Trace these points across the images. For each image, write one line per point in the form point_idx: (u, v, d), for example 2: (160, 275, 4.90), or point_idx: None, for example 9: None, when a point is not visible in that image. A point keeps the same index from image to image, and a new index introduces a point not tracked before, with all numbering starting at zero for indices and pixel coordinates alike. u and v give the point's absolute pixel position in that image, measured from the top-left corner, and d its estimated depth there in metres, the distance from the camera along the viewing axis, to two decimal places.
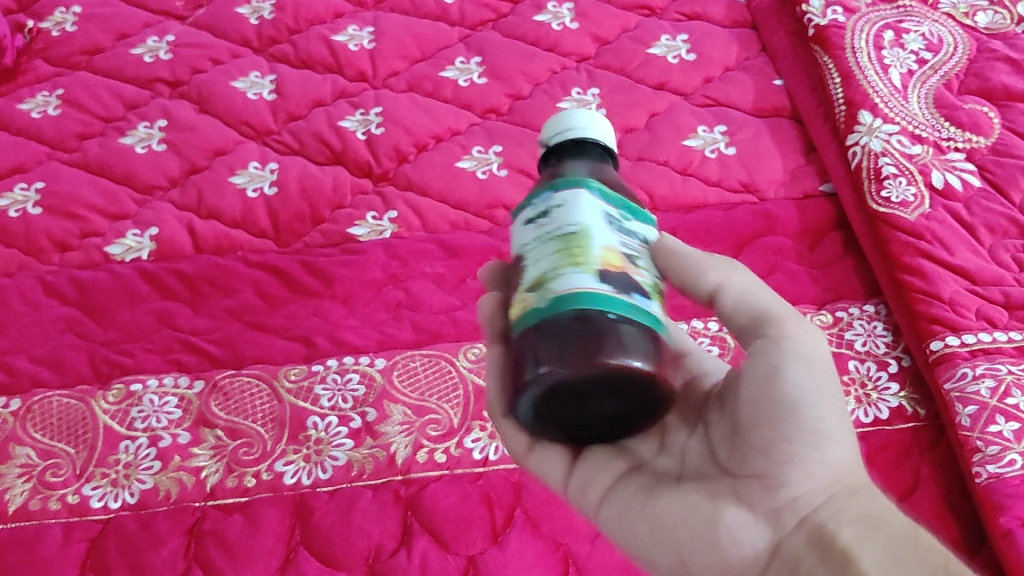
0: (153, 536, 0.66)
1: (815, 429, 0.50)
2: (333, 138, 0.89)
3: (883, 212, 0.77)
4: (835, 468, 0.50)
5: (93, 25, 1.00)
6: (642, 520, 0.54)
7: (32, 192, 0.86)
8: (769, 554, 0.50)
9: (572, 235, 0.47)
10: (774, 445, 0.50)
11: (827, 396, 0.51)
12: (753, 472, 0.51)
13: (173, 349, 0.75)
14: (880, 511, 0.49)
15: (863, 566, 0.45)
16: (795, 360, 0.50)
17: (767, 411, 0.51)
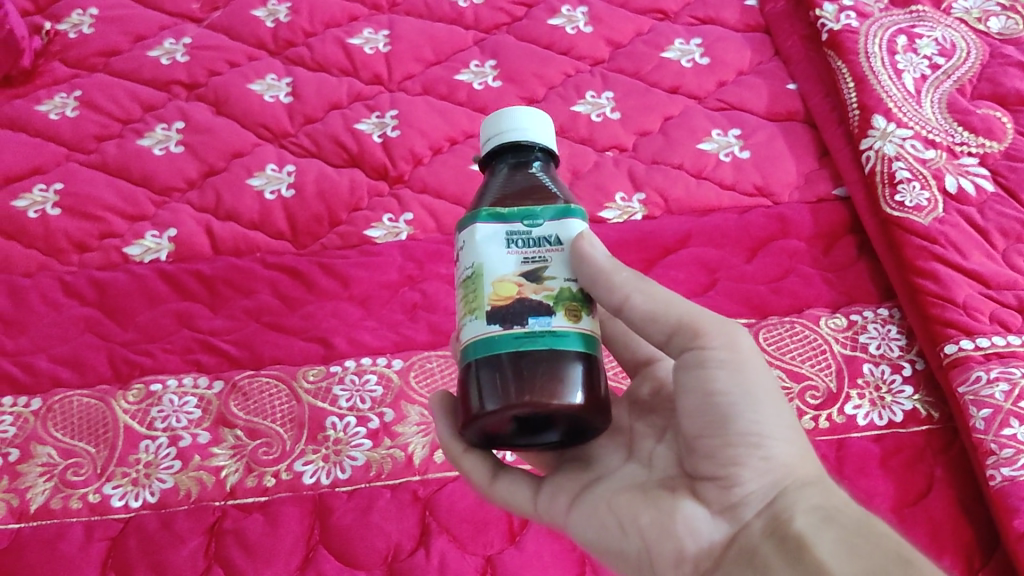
0: (174, 535, 0.66)
1: (755, 431, 0.51)
2: (349, 141, 0.90)
3: (897, 216, 0.78)
4: (784, 463, 0.52)
5: (110, 28, 1.01)
6: (608, 518, 0.55)
7: (51, 193, 0.86)
8: (725, 545, 0.51)
9: (469, 279, 0.50)
10: (717, 447, 0.52)
11: (762, 398, 0.52)
12: (705, 472, 0.53)
13: (193, 350, 0.76)
14: (835, 503, 0.50)
15: (817, 553, 0.47)
16: (721, 369, 0.52)
17: (707, 417, 0.52)
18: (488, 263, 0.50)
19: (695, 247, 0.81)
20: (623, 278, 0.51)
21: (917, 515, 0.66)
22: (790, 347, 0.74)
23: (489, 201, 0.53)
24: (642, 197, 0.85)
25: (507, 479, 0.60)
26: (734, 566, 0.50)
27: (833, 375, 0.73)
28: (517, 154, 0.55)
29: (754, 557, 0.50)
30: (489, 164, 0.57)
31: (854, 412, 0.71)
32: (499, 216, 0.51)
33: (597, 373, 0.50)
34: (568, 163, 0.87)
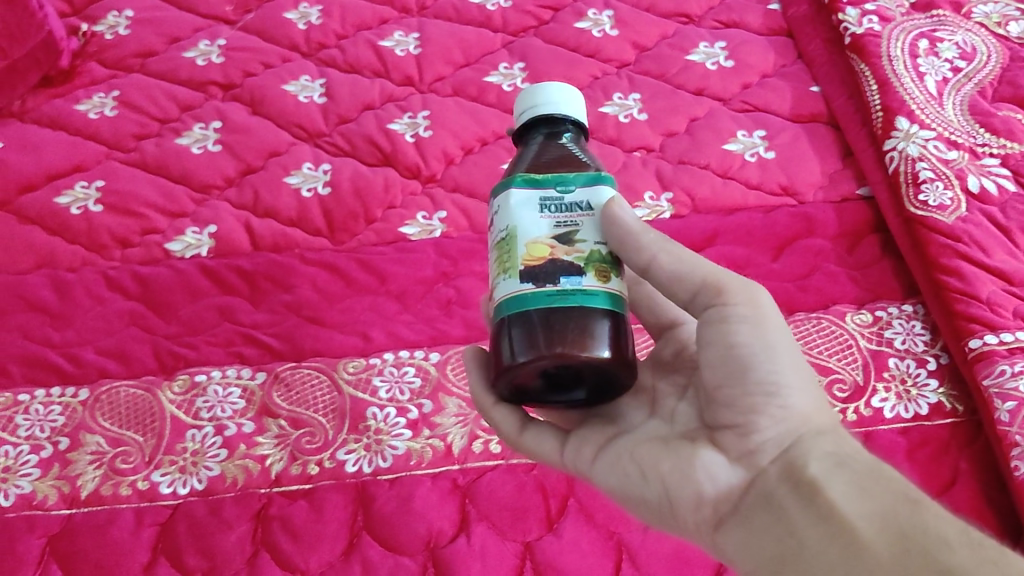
0: (222, 520, 0.68)
1: (773, 380, 0.53)
2: (383, 141, 0.92)
3: (921, 215, 0.80)
4: (801, 412, 0.54)
5: (145, 29, 1.03)
6: (630, 465, 0.58)
7: (92, 190, 0.89)
8: (743, 490, 0.54)
9: (503, 240, 0.52)
10: (737, 396, 0.54)
11: (780, 348, 0.54)
12: (724, 420, 0.55)
13: (235, 343, 0.78)
14: (849, 449, 0.52)
15: (830, 495, 0.49)
16: (742, 321, 0.54)
17: (727, 368, 0.54)
18: (524, 223, 0.52)
19: (721, 245, 0.83)
20: (651, 237, 0.53)
21: (943, 505, 0.68)
22: (818, 342, 0.76)
23: (523, 169, 0.55)
24: (670, 196, 0.87)
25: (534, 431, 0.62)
26: (752, 508, 0.53)
27: (859, 369, 0.75)
28: (550, 126, 0.58)
29: (771, 500, 0.52)
30: (523, 136, 0.59)
31: (881, 405, 0.73)
32: (534, 182, 0.53)
33: (624, 332, 0.52)
34: (599, 163, 0.90)
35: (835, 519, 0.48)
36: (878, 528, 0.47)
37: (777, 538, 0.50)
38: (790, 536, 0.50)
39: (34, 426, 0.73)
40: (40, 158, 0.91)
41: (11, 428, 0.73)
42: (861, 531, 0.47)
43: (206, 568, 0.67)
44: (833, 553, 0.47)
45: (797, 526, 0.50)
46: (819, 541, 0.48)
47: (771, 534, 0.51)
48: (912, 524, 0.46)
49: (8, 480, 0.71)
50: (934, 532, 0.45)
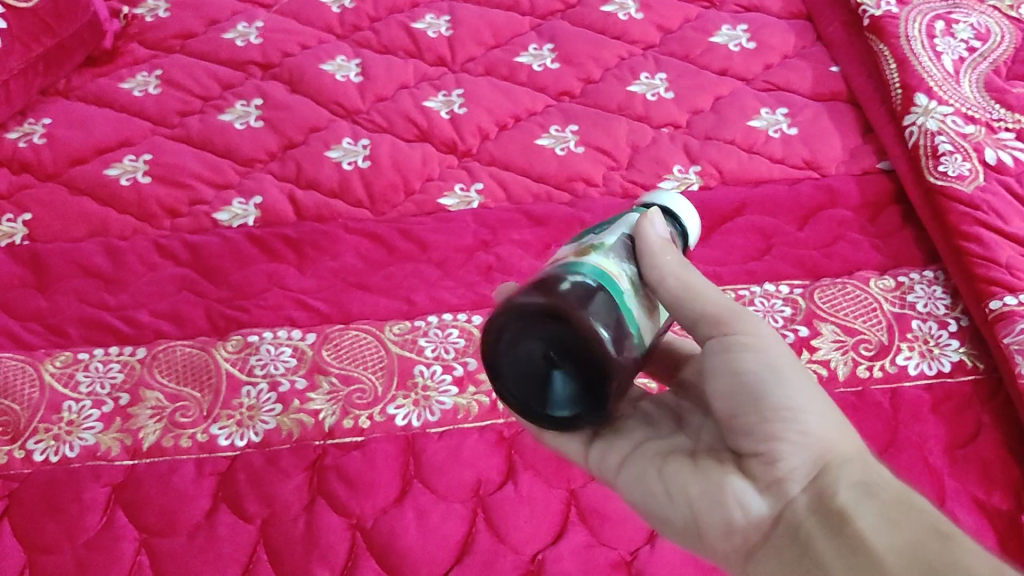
0: (280, 470, 0.72)
1: (790, 407, 0.54)
2: (420, 117, 0.95)
3: (941, 185, 0.83)
4: (824, 439, 0.54)
5: (185, 12, 1.06)
6: (660, 488, 0.59)
7: (140, 163, 0.91)
8: (772, 519, 0.54)
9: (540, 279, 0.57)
10: (755, 423, 0.55)
11: (792, 377, 0.55)
12: (748, 448, 0.56)
13: (285, 306, 0.82)
14: (877, 478, 0.52)
15: (857, 524, 0.49)
16: (750, 352, 0.55)
17: (743, 395, 0.55)
18: (557, 253, 0.55)
19: (750, 215, 0.87)
20: (665, 259, 0.53)
21: (967, 456, 0.72)
22: (844, 305, 0.80)
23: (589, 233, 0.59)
24: (698, 168, 0.91)
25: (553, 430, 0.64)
26: (781, 538, 0.53)
27: (884, 330, 0.78)
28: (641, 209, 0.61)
29: (798, 530, 0.52)
30: None
31: (906, 362, 0.76)
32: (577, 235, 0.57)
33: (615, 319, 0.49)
34: (628, 139, 0.94)
35: (858, 547, 0.47)
36: (903, 558, 0.45)
37: (804, 566, 0.50)
38: (815, 565, 0.50)
39: (94, 382, 0.76)
40: (89, 132, 0.94)
41: (71, 385, 0.76)
42: (885, 560, 0.46)
43: (266, 514, 0.70)
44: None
45: (824, 555, 0.49)
46: (842, 570, 0.47)
47: (797, 563, 0.51)
48: (939, 556, 0.44)
49: (72, 433, 0.73)
50: (960, 564, 0.43)
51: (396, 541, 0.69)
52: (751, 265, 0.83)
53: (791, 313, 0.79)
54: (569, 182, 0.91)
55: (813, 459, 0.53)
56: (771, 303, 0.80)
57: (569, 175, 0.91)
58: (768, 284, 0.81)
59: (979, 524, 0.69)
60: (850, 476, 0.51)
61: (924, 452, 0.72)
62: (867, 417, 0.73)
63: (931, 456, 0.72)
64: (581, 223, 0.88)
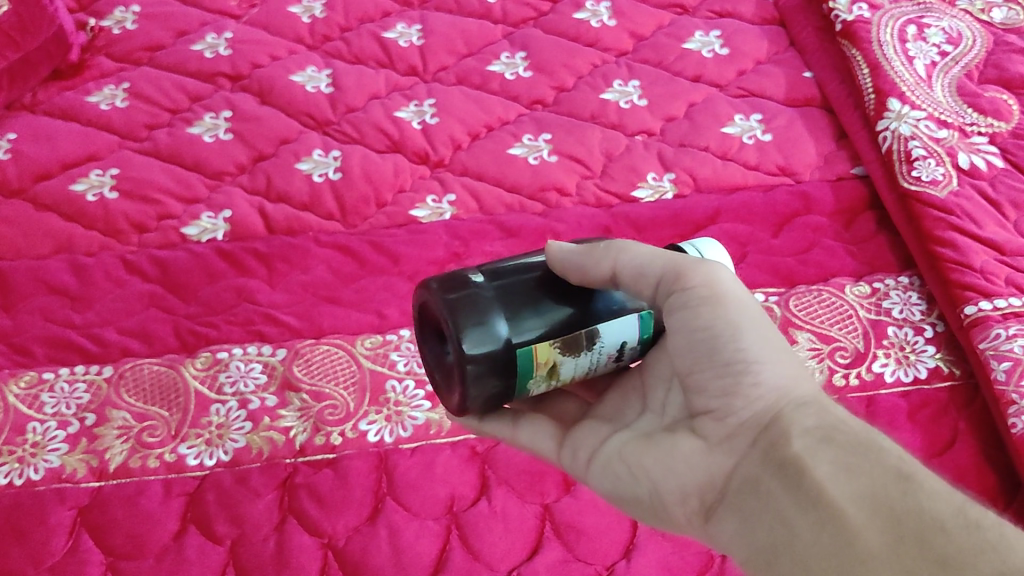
0: (250, 489, 0.71)
1: (745, 358, 0.52)
2: (391, 129, 0.94)
3: (915, 190, 0.83)
4: (781, 389, 0.52)
5: (152, 24, 1.04)
6: (621, 468, 0.59)
7: (107, 177, 0.90)
8: (727, 476, 0.53)
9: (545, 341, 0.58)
10: (711, 380, 0.53)
11: (749, 324, 0.53)
12: (705, 406, 0.54)
13: (254, 321, 0.80)
14: (834, 419, 0.50)
15: (813, 475, 0.47)
16: (705, 305, 0.52)
17: (698, 349, 0.53)
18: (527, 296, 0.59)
19: (725, 223, 0.86)
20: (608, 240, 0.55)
21: (945, 463, 0.72)
22: (820, 313, 0.79)
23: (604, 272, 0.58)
24: (672, 176, 0.90)
25: (528, 426, 0.63)
26: (740, 496, 0.51)
27: (860, 337, 0.78)
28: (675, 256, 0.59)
29: (756, 487, 0.50)
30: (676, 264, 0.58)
31: (882, 370, 0.76)
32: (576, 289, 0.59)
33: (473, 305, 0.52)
34: (601, 147, 0.93)
35: (821, 500, 0.46)
36: (866, 510, 0.44)
37: (767, 522, 0.49)
38: (778, 523, 0.48)
39: (60, 403, 0.74)
40: (55, 147, 0.92)
41: (36, 406, 0.74)
42: (849, 514, 0.44)
43: (236, 534, 0.69)
44: (823, 541, 0.45)
45: (787, 512, 0.48)
46: (809, 531, 0.46)
47: (759, 520, 0.49)
48: (904, 505, 0.43)
49: (37, 455, 0.72)
50: (927, 513, 0.43)
51: (368, 560, 0.68)
52: None
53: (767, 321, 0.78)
54: (543, 192, 0.90)
55: (767, 411, 0.52)
56: None
57: (542, 185, 0.91)
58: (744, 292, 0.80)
59: None
60: (804, 424, 0.49)
61: None
62: None
63: None
64: (554, 233, 0.87)
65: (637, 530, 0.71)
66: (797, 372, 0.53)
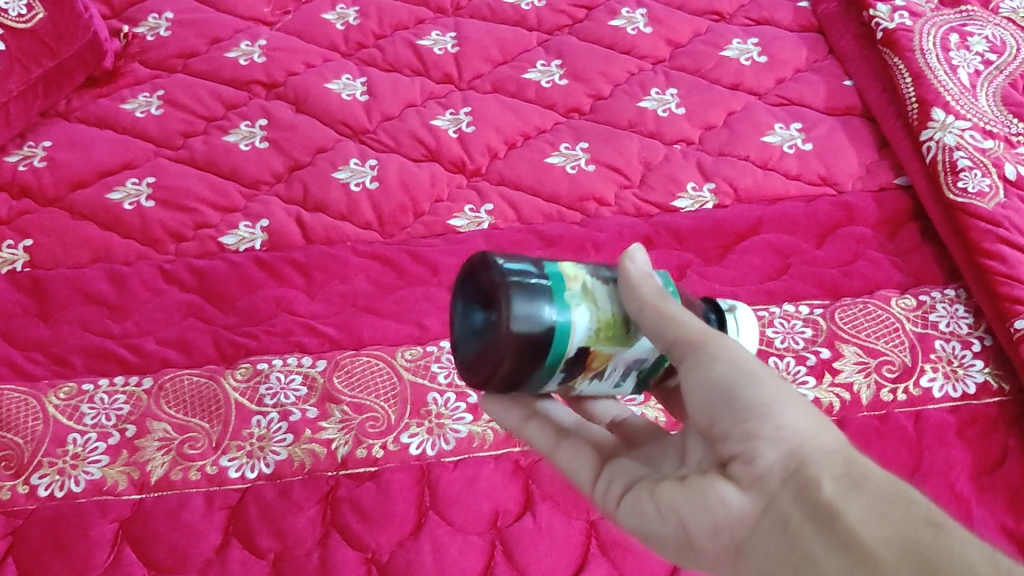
0: (292, 503, 0.70)
1: (762, 404, 0.50)
2: (428, 138, 0.94)
3: (961, 202, 0.82)
4: (800, 429, 0.50)
5: (186, 31, 1.03)
6: (640, 512, 0.54)
7: (143, 186, 0.90)
8: (754, 518, 0.49)
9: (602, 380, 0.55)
10: (730, 426, 0.51)
11: (762, 373, 0.51)
12: (726, 449, 0.51)
13: (294, 332, 0.80)
14: (860, 468, 0.49)
15: (847, 520, 0.46)
16: (719, 360, 0.51)
17: (712, 401, 0.51)
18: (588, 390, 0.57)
19: (766, 233, 0.85)
20: (643, 290, 0.52)
21: (995, 481, 0.71)
22: (865, 326, 0.78)
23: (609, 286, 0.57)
24: (712, 186, 0.89)
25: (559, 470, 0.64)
26: (767, 538, 0.48)
27: (907, 351, 0.77)
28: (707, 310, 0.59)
29: (787, 530, 0.48)
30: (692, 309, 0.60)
31: (930, 384, 0.75)
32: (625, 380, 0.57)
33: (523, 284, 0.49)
34: (640, 156, 0.92)
35: (858, 546, 0.45)
36: (898, 554, 0.44)
37: (798, 568, 0.46)
38: (812, 567, 0.46)
39: (99, 414, 0.74)
40: (91, 155, 0.92)
41: (76, 417, 0.74)
42: (884, 561, 0.44)
43: (279, 549, 0.68)
44: None
45: (818, 554, 0.46)
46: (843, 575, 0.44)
47: (790, 565, 0.47)
48: (937, 552, 0.43)
49: (78, 467, 0.71)
50: (959, 559, 0.42)
51: None
52: (769, 286, 0.81)
53: (812, 334, 0.78)
54: (581, 202, 0.89)
55: (793, 453, 0.49)
56: (791, 324, 0.78)
57: (580, 194, 0.90)
58: (787, 304, 0.80)
59: (1008, 552, 0.68)
60: (834, 469, 0.48)
61: (951, 478, 0.71)
62: (892, 440, 0.72)
63: (958, 482, 0.71)
64: (593, 244, 0.86)
65: None
66: (815, 417, 0.52)
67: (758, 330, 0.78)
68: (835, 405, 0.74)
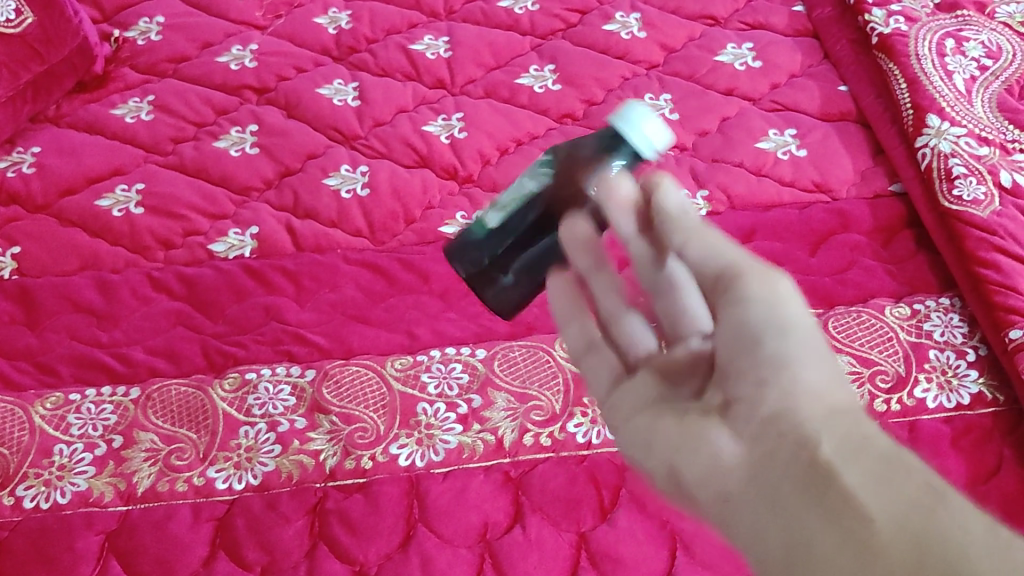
0: (279, 515, 0.69)
1: (782, 354, 0.49)
2: (421, 147, 0.93)
3: (956, 209, 0.81)
4: (817, 384, 0.47)
5: (177, 35, 1.03)
6: (646, 441, 0.54)
7: (133, 192, 0.89)
8: (750, 463, 0.46)
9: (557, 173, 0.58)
10: (748, 372, 0.49)
11: (796, 329, 0.50)
12: (738, 395, 0.50)
13: (283, 341, 0.79)
14: (875, 435, 0.45)
15: (842, 480, 0.42)
16: (756, 301, 0.50)
17: (738, 338, 0.51)
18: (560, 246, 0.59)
19: (759, 241, 0.85)
20: (684, 222, 0.53)
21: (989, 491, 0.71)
22: (859, 335, 0.77)
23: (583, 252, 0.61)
24: (706, 193, 0.88)
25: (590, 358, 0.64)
26: (756, 489, 0.45)
27: (901, 361, 0.76)
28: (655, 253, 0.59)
29: (778, 481, 0.44)
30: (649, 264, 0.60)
31: (924, 395, 0.74)
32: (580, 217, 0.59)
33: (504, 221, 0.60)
34: None
35: (847, 504, 0.41)
36: (893, 524, 0.39)
37: (779, 520, 0.43)
38: (792, 519, 0.43)
39: (86, 425, 0.73)
40: (80, 161, 0.91)
41: (62, 428, 0.73)
42: (872, 523, 0.40)
43: (265, 561, 0.68)
44: (843, 553, 0.40)
45: (803, 512, 0.42)
46: (825, 533, 0.41)
47: (773, 514, 0.44)
48: (928, 525, 0.38)
49: (64, 478, 0.71)
50: (952, 536, 0.38)
51: None
52: None
53: None
54: None
55: (804, 404, 0.47)
56: None
57: None
58: None
59: None
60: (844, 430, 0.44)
61: None
62: None
63: None
64: None
65: (676, 553, 0.69)
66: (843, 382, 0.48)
67: None
68: None
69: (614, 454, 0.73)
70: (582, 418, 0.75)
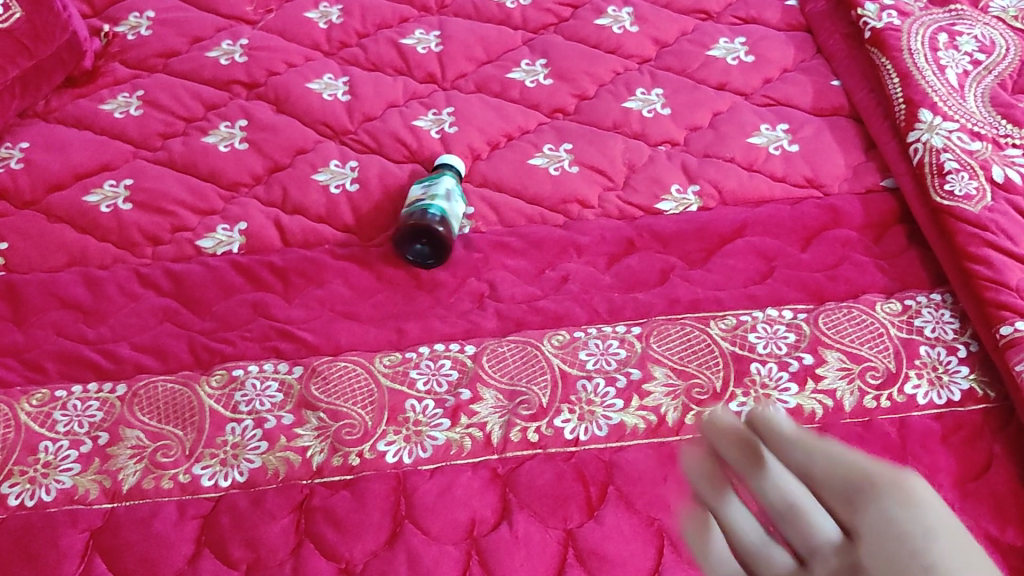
0: (265, 512, 0.69)
1: (916, 537, 0.45)
2: (409, 138, 0.93)
3: (948, 205, 0.81)
4: (954, 555, 0.44)
5: (167, 30, 1.02)
6: None
7: (121, 188, 0.88)
8: None
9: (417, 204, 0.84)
10: (884, 546, 0.45)
11: (939, 524, 0.45)
12: (872, 560, 0.45)
13: (270, 337, 0.79)
14: None
15: None
16: (884, 514, 0.47)
17: (880, 550, 0.46)
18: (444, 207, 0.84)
19: (750, 237, 0.84)
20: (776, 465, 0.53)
21: (979, 489, 0.70)
22: (850, 331, 0.77)
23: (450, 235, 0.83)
24: (697, 188, 0.88)
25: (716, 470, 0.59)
26: None
27: (891, 357, 0.76)
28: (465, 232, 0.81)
29: None
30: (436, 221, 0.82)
31: (914, 392, 0.74)
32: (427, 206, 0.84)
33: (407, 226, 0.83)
34: (624, 158, 0.91)
35: None
36: None
37: None
38: None
39: (72, 422, 0.73)
40: (68, 156, 0.90)
41: (48, 425, 0.73)
42: None
43: (251, 559, 0.67)
44: None
45: None
46: None
47: None
48: None
49: (49, 475, 0.70)
50: None
51: None
52: (753, 290, 0.80)
53: (795, 340, 0.76)
54: (563, 205, 0.88)
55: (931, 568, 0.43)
56: (773, 329, 0.77)
57: (563, 197, 0.88)
58: (770, 308, 0.79)
59: (993, 561, 0.67)
60: None
61: (934, 486, 0.70)
62: (875, 449, 0.71)
63: (942, 490, 0.70)
64: (576, 247, 0.85)
65: (664, 553, 0.68)
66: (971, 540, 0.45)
67: (740, 335, 0.77)
68: (817, 411, 0.73)
69: (603, 451, 0.72)
70: (569, 414, 0.73)
